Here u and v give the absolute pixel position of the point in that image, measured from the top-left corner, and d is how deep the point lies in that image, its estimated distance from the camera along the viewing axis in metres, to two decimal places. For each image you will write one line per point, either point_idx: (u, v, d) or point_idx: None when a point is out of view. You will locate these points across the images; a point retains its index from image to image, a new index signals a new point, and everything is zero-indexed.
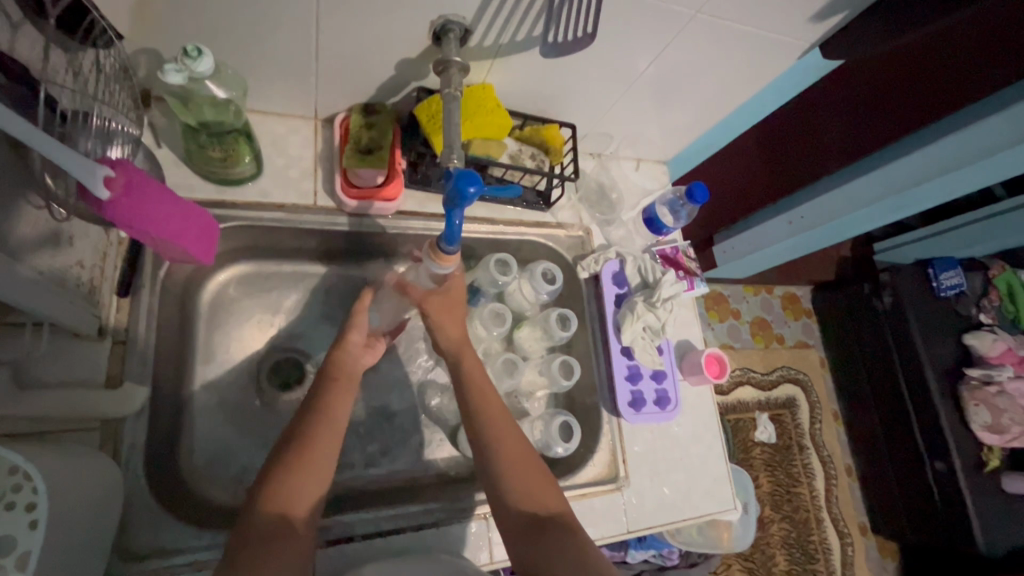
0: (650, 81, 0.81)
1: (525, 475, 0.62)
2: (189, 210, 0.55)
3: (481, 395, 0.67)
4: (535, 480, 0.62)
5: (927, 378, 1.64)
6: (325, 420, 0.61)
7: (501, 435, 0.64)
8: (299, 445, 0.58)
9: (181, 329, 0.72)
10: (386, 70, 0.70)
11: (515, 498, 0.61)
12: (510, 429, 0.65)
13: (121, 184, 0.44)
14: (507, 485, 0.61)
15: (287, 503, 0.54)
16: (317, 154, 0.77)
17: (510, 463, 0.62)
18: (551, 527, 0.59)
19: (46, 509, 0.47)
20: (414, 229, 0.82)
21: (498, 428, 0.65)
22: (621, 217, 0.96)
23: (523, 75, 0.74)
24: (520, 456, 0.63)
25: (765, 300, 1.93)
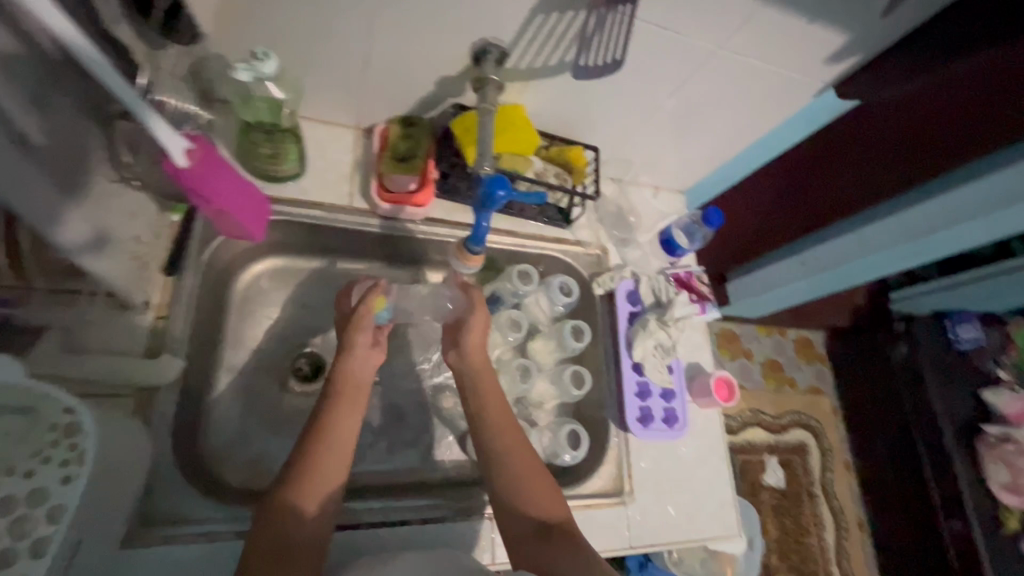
0: (672, 110, 0.86)
1: (530, 479, 0.64)
2: (247, 187, 0.59)
3: (499, 414, 0.68)
4: (541, 490, 0.64)
5: (942, 432, 1.62)
6: (326, 438, 0.61)
7: (507, 447, 0.66)
8: (314, 445, 0.60)
9: (213, 313, 0.76)
10: (426, 85, 0.75)
11: (521, 503, 0.63)
12: (516, 433, 0.67)
13: (196, 155, 0.51)
14: (516, 493, 0.63)
15: (287, 521, 0.55)
16: (356, 160, 0.82)
17: (519, 469, 0.64)
18: (554, 530, 0.60)
19: (85, 459, 0.50)
20: (440, 236, 0.86)
21: (509, 444, 0.66)
22: (638, 239, 0.99)
23: (553, 99, 0.79)
24: (529, 466, 0.65)
25: (778, 341, 1.92)
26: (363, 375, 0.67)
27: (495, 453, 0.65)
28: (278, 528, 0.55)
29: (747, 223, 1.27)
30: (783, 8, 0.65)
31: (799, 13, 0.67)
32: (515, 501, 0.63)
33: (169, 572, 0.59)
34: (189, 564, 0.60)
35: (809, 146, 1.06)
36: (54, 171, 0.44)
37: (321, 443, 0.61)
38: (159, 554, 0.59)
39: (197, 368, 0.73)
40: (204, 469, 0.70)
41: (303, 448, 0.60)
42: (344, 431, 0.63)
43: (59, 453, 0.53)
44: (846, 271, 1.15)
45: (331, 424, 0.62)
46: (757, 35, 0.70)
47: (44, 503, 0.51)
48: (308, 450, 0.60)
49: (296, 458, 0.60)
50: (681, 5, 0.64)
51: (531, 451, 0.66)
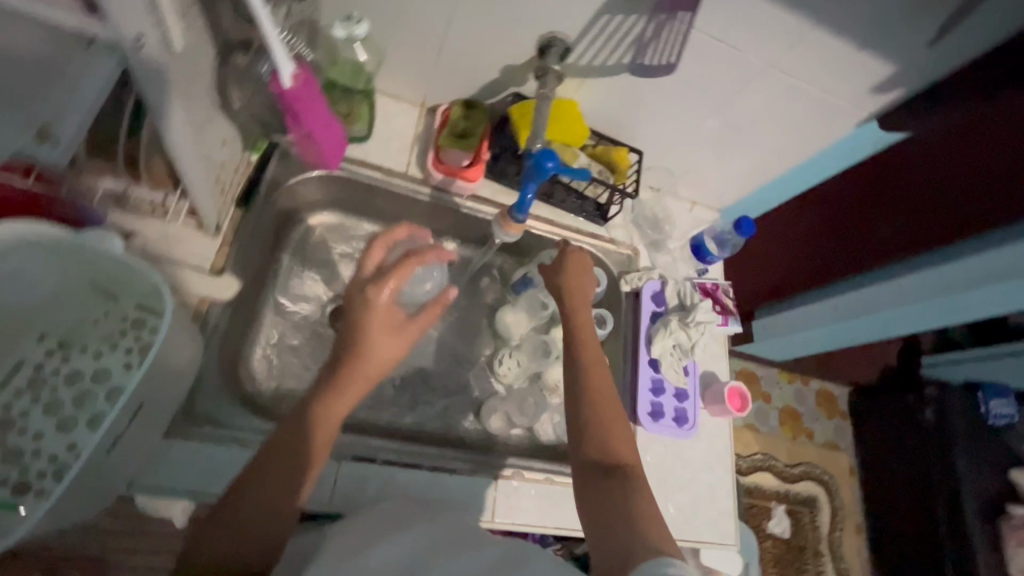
0: (717, 124, 0.90)
1: (612, 429, 0.65)
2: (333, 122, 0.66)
3: (587, 356, 0.72)
4: (617, 432, 0.65)
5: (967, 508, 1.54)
6: (268, 466, 0.55)
7: (590, 390, 0.68)
8: (264, 467, 0.55)
9: (269, 252, 0.83)
10: (491, 72, 0.82)
11: (592, 438, 0.64)
12: (602, 380, 0.70)
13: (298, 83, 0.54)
14: (597, 428, 0.65)
15: (208, 551, 0.51)
16: (417, 133, 0.89)
17: (601, 412, 0.66)
18: (620, 472, 0.61)
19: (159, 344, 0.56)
20: (484, 213, 0.91)
21: (596, 388, 0.69)
22: (669, 245, 1.03)
23: (605, 99, 0.85)
24: (610, 413, 0.67)
25: (798, 390, 1.89)
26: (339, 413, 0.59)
27: (578, 392, 0.69)
28: (233, 535, 0.52)
29: (784, 258, 1.27)
30: (832, 34, 0.70)
31: (850, 39, 0.71)
32: (589, 436, 0.65)
33: (199, 468, 0.64)
34: (219, 465, 0.65)
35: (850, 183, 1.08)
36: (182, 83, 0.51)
37: (267, 469, 0.55)
38: (195, 450, 0.65)
39: (249, 299, 0.79)
40: (241, 389, 0.76)
41: (257, 462, 0.56)
42: (297, 458, 0.56)
43: (125, 341, 0.63)
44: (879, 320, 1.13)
45: (281, 450, 0.56)
46: (804, 58, 0.75)
47: (106, 382, 0.61)
48: (256, 473, 0.55)
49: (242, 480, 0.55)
50: (736, 23, 0.69)
51: (612, 399, 0.68)
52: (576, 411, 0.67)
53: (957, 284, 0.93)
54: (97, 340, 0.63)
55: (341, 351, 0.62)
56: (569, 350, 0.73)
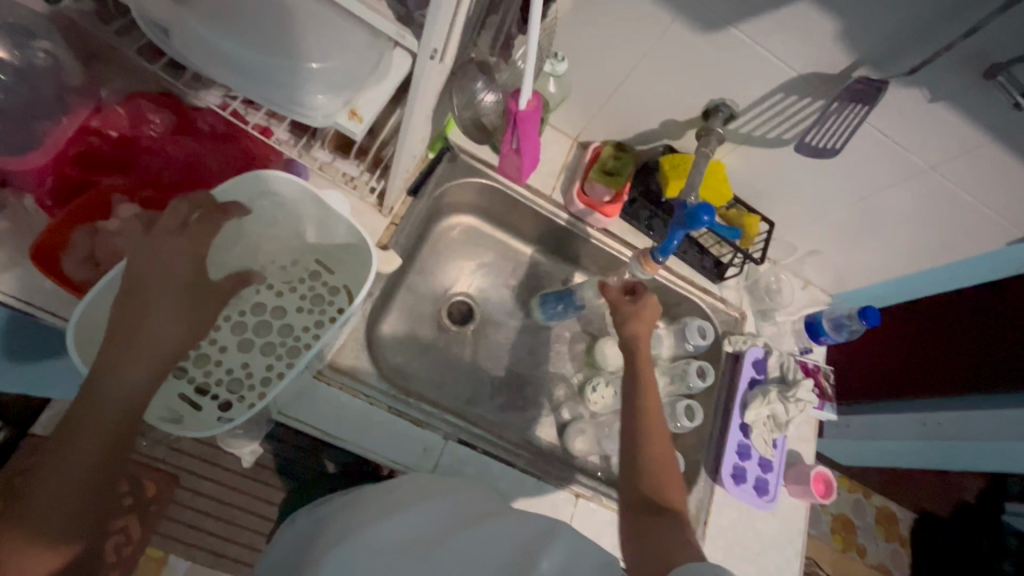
0: (856, 213, 0.92)
1: (667, 473, 0.66)
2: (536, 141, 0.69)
3: (647, 397, 0.73)
4: (670, 477, 0.66)
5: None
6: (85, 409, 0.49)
7: (649, 429, 0.70)
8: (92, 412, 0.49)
9: (417, 240, 0.93)
10: (653, 123, 0.89)
11: (641, 473, 0.66)
12: (662, 428, 0.71)
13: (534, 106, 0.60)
14: (642, 465, 0.66)
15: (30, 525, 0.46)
16: (566, 164, 0.98)
17: (658, 453, 0.68)
18: (665, 510, 0.62)
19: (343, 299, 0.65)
20: (609, 247, 0.97)
21: (650, 425, 0.70)
22: (777, 317, 1.05)
23: (753, 168, 0.90)
24: (664, 454, 0.68)
25: (858, 500, 1.71)
26: (175, 349, 0.54)
27: (636, 427, 0.70)
28: (54, 495, 0.47)
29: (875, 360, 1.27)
30: (1005, 153, 0.72)
31: (1021, 160, 0.72)
32: (637, 471, 0.66)
33: (333, 411, 0.72)
34: (349, 411, 0.72)
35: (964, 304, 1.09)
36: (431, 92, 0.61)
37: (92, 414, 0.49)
38: (335, 395, 0.73)
39: (394, 276, 0.88)
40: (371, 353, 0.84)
41: (76, 408, 0.49)
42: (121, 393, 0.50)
43: (303, 288, 0.73)
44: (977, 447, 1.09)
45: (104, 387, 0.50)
46: (970, 168, 0.76)
47: (281, 317, 0.72)
48: (77, 421, 0.49)
49: (62, 432, 0.49)
50: (912, 122, 0.72)
51: (666, 442, 0.69)
52: (633, 448, 0.68)
53: None
54: (280, 282, 0.73)
55: (187, 298, 0.56)
56: (634, 391, 0.75)
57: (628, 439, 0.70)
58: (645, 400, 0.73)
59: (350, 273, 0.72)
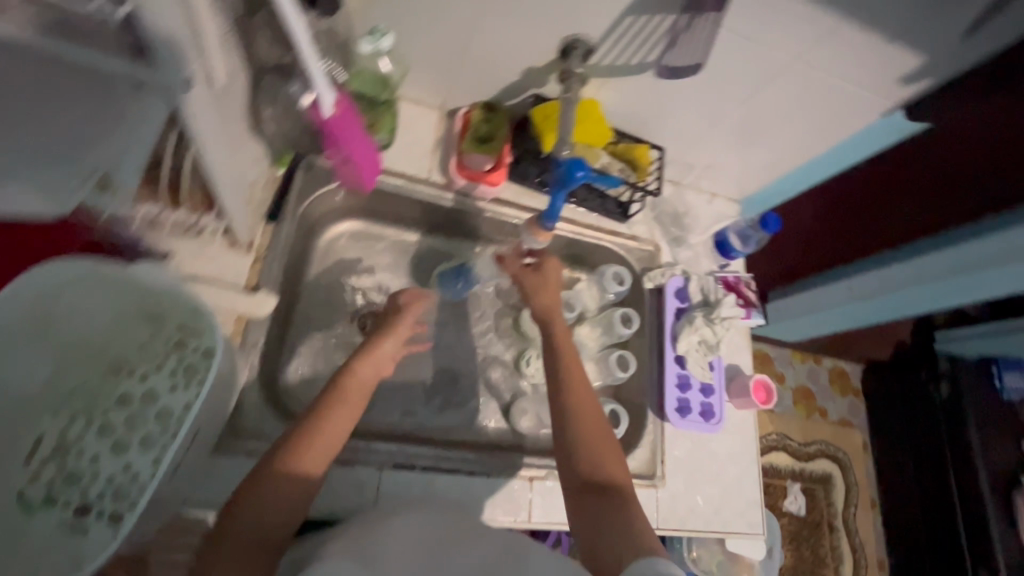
0: (741, 119, 0.89)
1: (605, 452, 0.65)
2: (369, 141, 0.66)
3: (573, 376, 0.70)
4: (609, 455, 0.65)
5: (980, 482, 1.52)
6: None
7: (580, 416, 0.67)
8: None
9: (299, 264, 0.85)
10: (513, 75, 0.81)
11: (582, 462, 0.64)
12: (594, 408, 0.68)
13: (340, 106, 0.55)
14: (581, 455, 0.64)
15: None
16: (437, 138, 0.89)
17: (594, 433, 0.66)
18: (610, 496, 0.60)
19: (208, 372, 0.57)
20: (506, 216, 0.92)
21: (580, 410, 0.67)
22: (691, 239, 1.03)
23: (628, 97, 0.85)
24: (601, 439, 0.65)
25: (811, 368, 1.84)
26: None
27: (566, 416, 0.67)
28: None
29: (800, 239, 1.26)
30: (862, 28, 0.69)
31: (877, 32, 0.70)
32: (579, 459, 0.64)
33: (244, 482, 0.66)
34: None
35: (867, 170, 1.07)
36: (223, 115, 0.51)
37: None
38: (244, 465, 0.66)
39: (283, 312, 0.81)
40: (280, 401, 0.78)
41: None
42: None
43: (169, 363, 0.64)
44: (899, 300, 1.10)
45: None
46: (833, 51, 0.74)
47: (156, 403, 0.63)
48: None
49: None
50: (765, 19, 0.68)
51: (600, 423, 0.67)
52: (566, 436, 0.66)
53: (973, 265, 0.92)
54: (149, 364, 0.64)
55: None
56: (558, 369, 0.71)
57: (561, 429, 0.66)
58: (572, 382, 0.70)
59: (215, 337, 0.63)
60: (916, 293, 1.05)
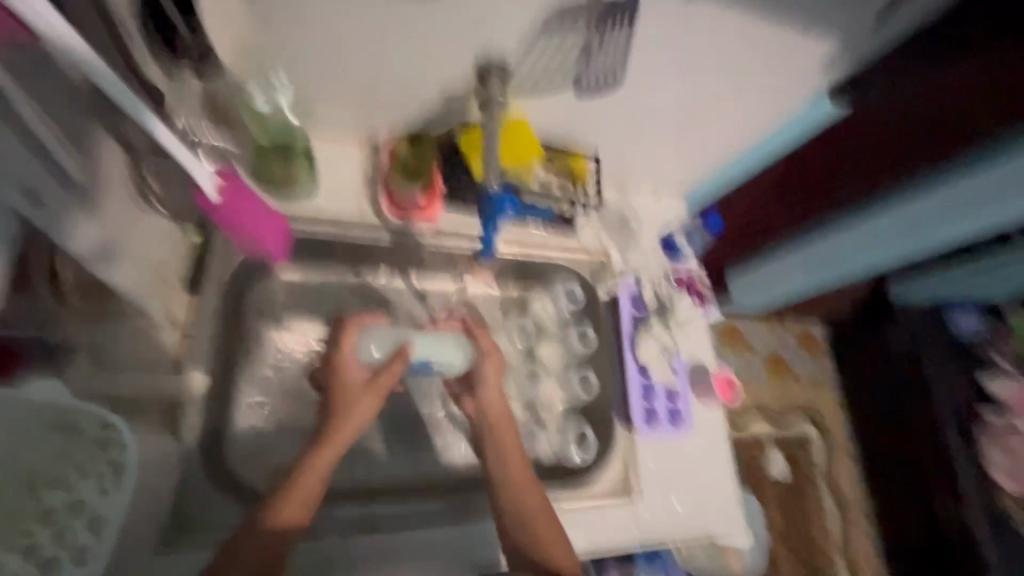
0: (671, 119, 0.88)
1: (548, 540, 0.64)
2: (269, 214, 0.75)
3: (505, 452, 0.72)
4: (555, 538, 0.65)
5: (941, 423, 1.54)
6: None
7: (521, 497, 0.68)
8: None
9: None
10: (432, 102, 0.78)
11: (528, 545, 0.64)
12: (533, 487, 0.69)
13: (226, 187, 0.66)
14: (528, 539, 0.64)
15: None
16: (366, 176, 0.85)
17: (541, 523, 0.65)
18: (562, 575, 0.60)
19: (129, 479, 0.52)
20: (449, 248, 0.88)
21: (520, 488, 0.68)
22: (641, 242, 1.01)
23: (555, 112, 0.83)
24: (543, 520, 0.66)
25: (779, 335, 1.85)
26: None
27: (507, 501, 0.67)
28: None
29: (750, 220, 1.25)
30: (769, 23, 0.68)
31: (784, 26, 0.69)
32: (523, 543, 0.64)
33: None
34: None
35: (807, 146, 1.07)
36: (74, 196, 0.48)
37: None
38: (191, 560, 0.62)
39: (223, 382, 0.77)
40: None
41: None
42: None
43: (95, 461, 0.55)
44: (851, 267, 1.12)
45: None
46: (747, 50, 0.73)
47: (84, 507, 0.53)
48: None
49: None
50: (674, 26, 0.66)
51: (544, 501, 0.68)
52: (507, 522, 0.66)
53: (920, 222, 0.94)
54: None
55: None
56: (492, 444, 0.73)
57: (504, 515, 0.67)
58: (507, 463, 0.71)
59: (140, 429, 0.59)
60: (868, 257, 1.07)
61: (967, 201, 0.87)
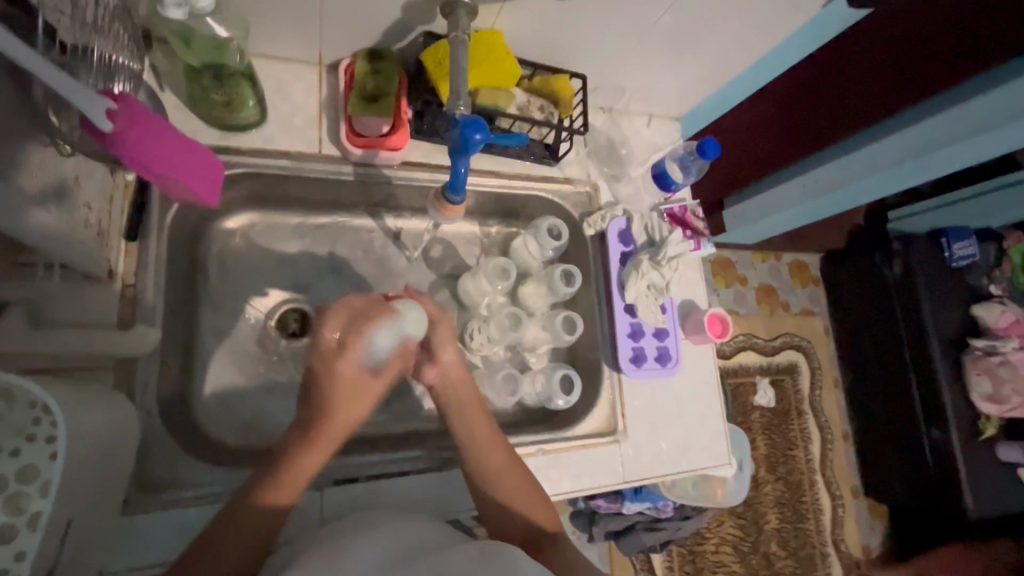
0: (667, 30, 0.77)
1: (521, 502, 0.65)
2: (193, 148, 0.57)
3: (469, 412, 0.68)
4: (535, 502, 0.66)
5: (931, 352, 1.53)
6: None
7: (496, 467, 0.65)
8: None
9: (189, 276, 0.74)
10: (391, 14, 0.66)
11: (506, 504, 0.65)
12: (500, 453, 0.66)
13: (123, 117, 0.47)
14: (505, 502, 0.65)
15: None
16: (321, 102, 0.75)
17: (512, 488, 0.66)
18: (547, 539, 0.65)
19: (68, 454, 0.48)
20: (420, 182, 0.81)
21: (490, 450, 0.66)
22: (629, 173, 0.94)
23: (533, 22, 0.71)
24: (518, 483, 0.66)
25: (772, 266, 1.81)
26: None
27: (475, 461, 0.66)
28: None
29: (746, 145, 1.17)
30: None
31: None
32: (502, 506, 0.65)
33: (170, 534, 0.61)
34: (191, 527, 0.62)
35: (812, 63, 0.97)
36: None
37: None
38: (164, 518, 0.61)
39: (180, 335, 0.71)
40: (200, 433, 0.71)
41: None
42: None
43: (43, 430, 0.51)
44: (850, 193, 1.08)
45: None
46: None
47: (37, 479, 0.49)
48: None
49: None
50: None
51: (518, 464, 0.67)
52: (478, 485, 0.66)
53: (925, 146, 0.90)
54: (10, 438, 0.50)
55: None
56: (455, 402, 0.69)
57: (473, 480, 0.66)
58: (473, 423, 0.68)
59: (85, 393, 0.54)
60: (868, 183, 1.04)
61: (987, 118, 0.82)
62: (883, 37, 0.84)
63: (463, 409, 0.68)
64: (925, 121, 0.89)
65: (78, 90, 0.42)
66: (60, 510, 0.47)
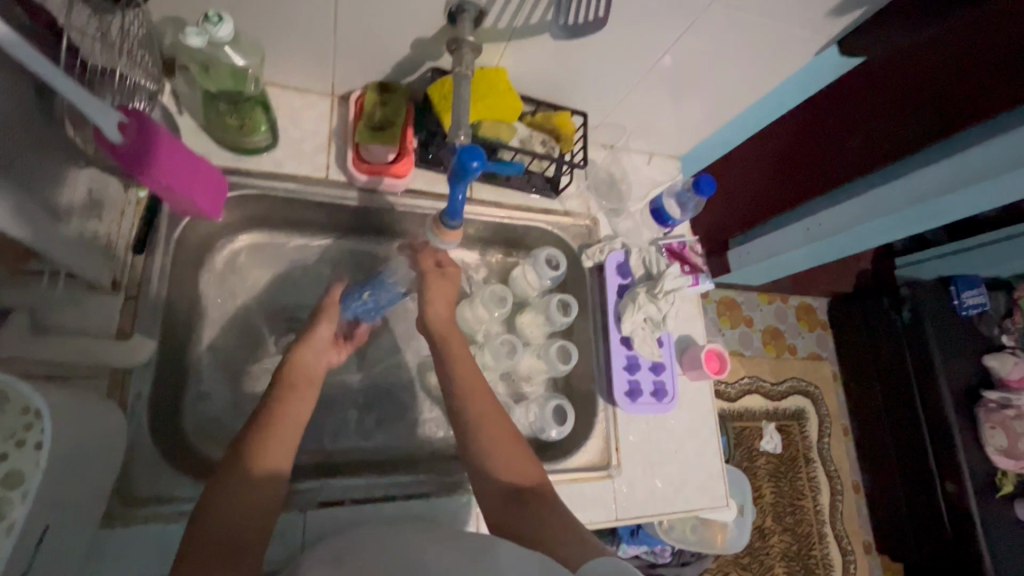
0: (666, 72, 0.80)
1: (513, 461, 0.62)
2: (198, 164, 0.60)
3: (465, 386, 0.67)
4: (513, 454, 0.63)
5: (941, 402, 1.50)
6: None
7: (491, 438, 0.64)
8: None
9: (191, 290, 0.76)
10: (400, 50, 0.70)
11: (495, 468, 0.62)
12: (488, 405, 0.66)
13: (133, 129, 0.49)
14: (487, 460, 0.62)
15: None
16: (331, 130, 0.78)
17: (500, 463, 0.62)
18: (530, 493, 0.59)
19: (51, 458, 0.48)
20: (423, 209, 0.83)
21: (480, 417, 0.65)
22: (629, 208, 0.96)
23: (536, 60, 0.74)
24: (501, 434, 0.64)
25: (778, 308, 1.80)
26: None
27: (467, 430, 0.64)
28: None
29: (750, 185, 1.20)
30: None
31: None
32: (488, 469, 0.62)
33: (147, 550, 0.60)
34: (170, 543, 0.61)
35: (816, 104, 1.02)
36: None
37: None
38: (142, 533, 0.61)
39: (178, 348, 0.72)
40: (189, 447, 0.71)
41: None
42: None
43: (33, 436, 0.51)
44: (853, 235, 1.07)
45: None
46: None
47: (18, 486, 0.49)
48: None
49: None
50: None
51: (507, 423, 0.65)
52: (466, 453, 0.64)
53: (925, 193, 0.89)
54: None
55: None
56: (445, 372, 0.69)
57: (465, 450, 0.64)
58: (465, 384, 0.67)
59: (77, 398, 0.55)
60: (869, 226, 1.02)
61: (985, 168, 0.80)
62: (886, 83, 0.87)
63: (456, 387, 0.67)
64: (923, 169, 0.88)
65: (93, 102, 0.45)
66: (36, 515, 0.46)
